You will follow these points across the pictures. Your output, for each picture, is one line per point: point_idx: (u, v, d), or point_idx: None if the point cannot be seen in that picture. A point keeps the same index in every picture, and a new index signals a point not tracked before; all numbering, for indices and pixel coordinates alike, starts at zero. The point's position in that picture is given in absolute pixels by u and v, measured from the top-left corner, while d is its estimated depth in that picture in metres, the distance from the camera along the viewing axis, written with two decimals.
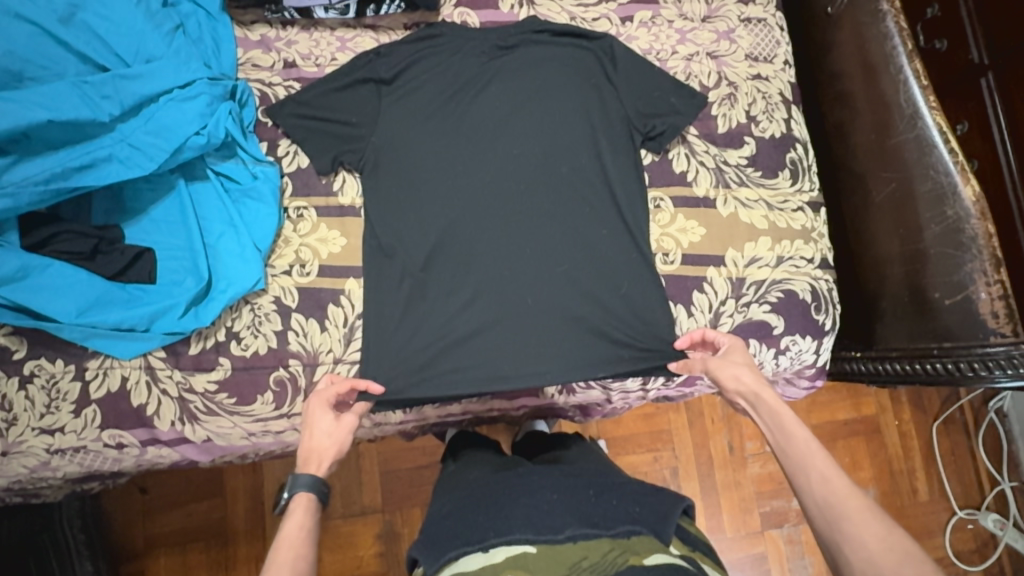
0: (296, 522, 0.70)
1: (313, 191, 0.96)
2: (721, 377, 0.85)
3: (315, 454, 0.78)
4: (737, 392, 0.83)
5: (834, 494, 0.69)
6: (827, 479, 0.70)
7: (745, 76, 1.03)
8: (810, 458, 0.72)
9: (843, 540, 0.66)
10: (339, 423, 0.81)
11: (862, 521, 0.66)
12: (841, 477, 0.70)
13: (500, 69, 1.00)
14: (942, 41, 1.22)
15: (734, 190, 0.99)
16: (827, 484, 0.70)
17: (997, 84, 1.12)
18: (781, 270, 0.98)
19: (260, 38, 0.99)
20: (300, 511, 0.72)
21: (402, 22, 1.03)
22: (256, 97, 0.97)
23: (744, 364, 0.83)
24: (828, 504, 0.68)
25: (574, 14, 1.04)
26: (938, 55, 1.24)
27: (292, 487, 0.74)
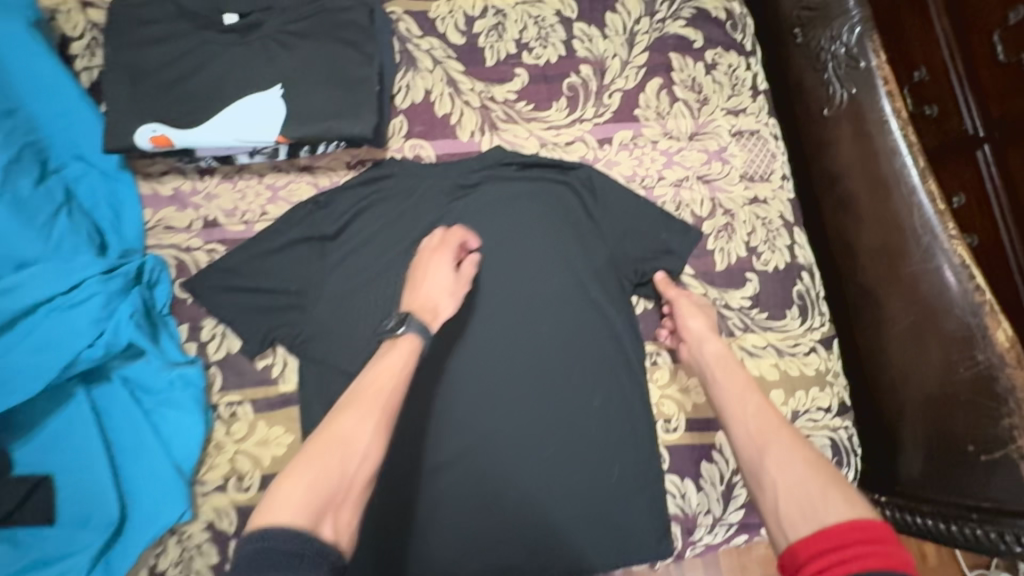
0: (395, 363, 0.62)
1: (246, 381, 0.79)
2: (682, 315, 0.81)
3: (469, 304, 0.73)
4: (689, 330, 0.80)
5: (766, 426, 0.63)
6: (760, 411, 0.65)
7: (742, 201, 0.91)
8: (746, 391, 0.68)
9: (769, 461, 0.59)
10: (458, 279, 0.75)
11: (787, 448, 0.60)
12: (768, 412, 0.65)
13: (462, 216, 0.85)
14: (931, 107, 1.06)
15: (738, 338, 0.87)
16: (760, 417, 0.64)
17: (995, 157, 0.98)
18: (798, 428, 0.86)
19: (172, 193, 0.83)
20: (401, 348, 0.64)
21: (344, 160, 0.87)
22: (171, 269, 0.81)
23: (700, 314, 0.81)
24: (757, 435, 0.63)
25: (544, 140, 0.90)
26: (928, 121, 1.08)
27: (408, 325, 0.66)
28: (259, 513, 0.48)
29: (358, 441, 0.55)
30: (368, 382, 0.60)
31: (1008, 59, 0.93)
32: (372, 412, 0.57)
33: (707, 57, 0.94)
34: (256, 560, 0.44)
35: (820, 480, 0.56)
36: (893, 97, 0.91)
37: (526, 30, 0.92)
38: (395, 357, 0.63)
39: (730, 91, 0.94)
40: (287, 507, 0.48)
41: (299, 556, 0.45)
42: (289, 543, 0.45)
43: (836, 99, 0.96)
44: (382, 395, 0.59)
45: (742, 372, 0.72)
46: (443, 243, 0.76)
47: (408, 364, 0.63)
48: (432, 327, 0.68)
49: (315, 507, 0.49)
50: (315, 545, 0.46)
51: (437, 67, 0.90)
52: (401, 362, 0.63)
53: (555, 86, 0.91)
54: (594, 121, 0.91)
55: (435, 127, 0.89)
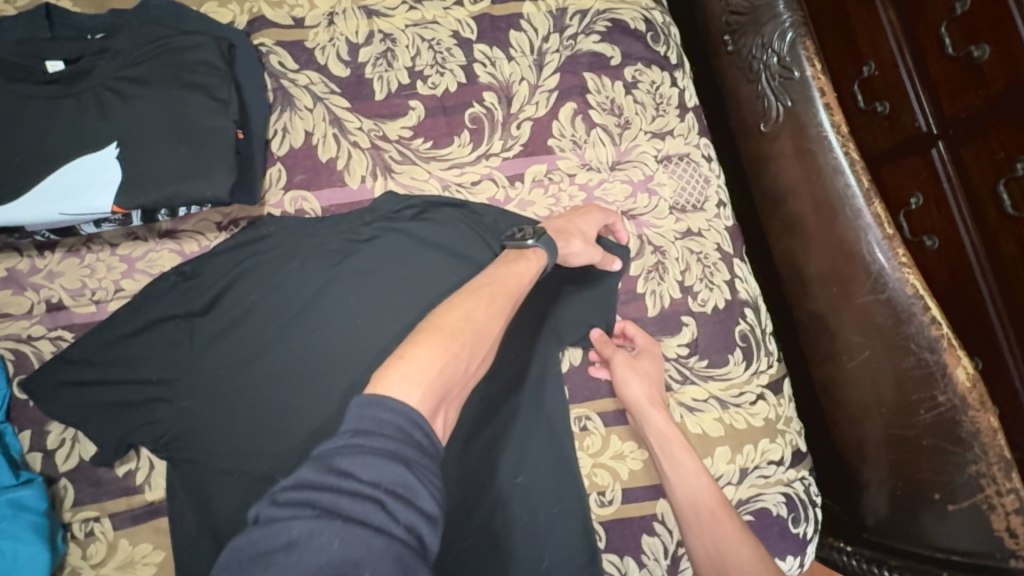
0: (526, 268, 0.61)
1: (104, 492, 0.68)
2: (623, 376, 0.73)
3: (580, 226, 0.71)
4: (627, 398, 0.73)
5: (723, 543, 0.65)
6: (718, 524, 0.66)
7: (674, 235, 0.81)
8: (703, 493, 0.68)
9: None
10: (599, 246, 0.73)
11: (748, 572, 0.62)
12: (725, 522, 0.66)
13: (350, 273, 0.73)
14: (882, 104, 0.90)
15: (677, 392, 0.78)
16: (718, 529, 0.66)
17: (953, 157, 0.82)
18: (748, 486, 0.77)
19: (6, 274, 0.71)
20: (528, 260, 0.62)
21: (214, 221, 0.76)
22: (9, 365, 0.69)
23: (641, 376, 0.73)
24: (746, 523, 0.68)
25: (446, 181, 0.79)
26: (880, 121, 0.92)
27: (537, 241, 0.64)
28: (376, 378, 0.42)
29: (484, 324, 0.52)
30: (497, 278, 0.57)
31: (957, 52, 0.79)
32: (499, 303, 0.55)
33: (626, 75, 0.84)
34: (369, 429, 0.38)
35: None
36: (831, 109, 0.82)
37: (419, 56, 0.81)
38: (521, 267, 0.61)
39: (654, 111, 0.84)
40: (404, 380, 0.42)
41: (411, 442, 0.39)
42: (402, 418, 0.39)
43: (772, 112, 0.87)
44: (507, 291, 0.56)
45: (692, 462, 0.70)
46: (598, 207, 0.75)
47: (530, 281, 0.61)
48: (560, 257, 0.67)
49: (433, 399, 0.43)
50: (429, 436, 0.40)
51: (318, 104, 0.79)
52: (524, 266, 0.61)
53: (456, 118, 0.80)
54: (502, 156, 0.80)
55: (319, 175, 0.78)
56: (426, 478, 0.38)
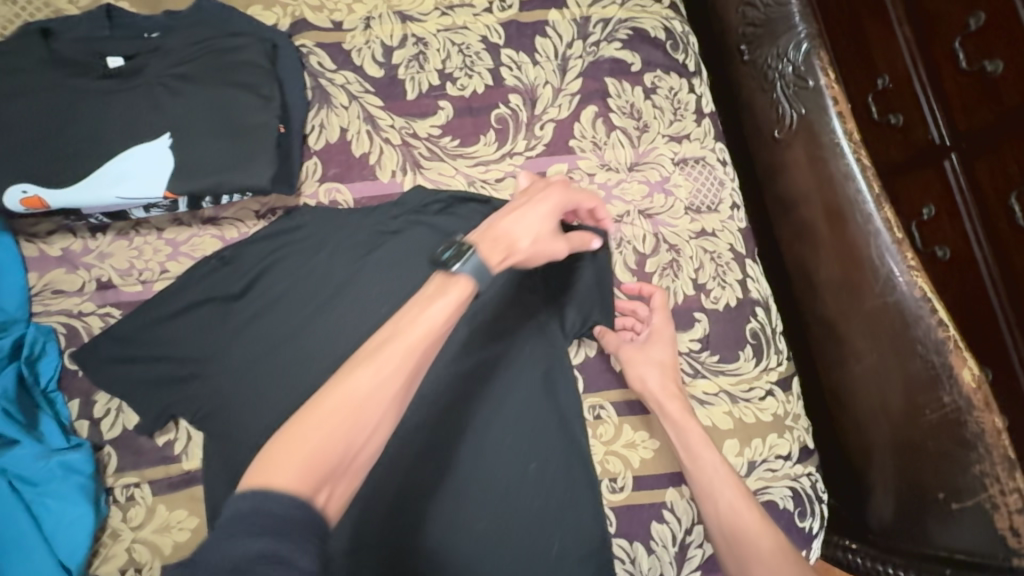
0: (444, 308, 0.53)
1: (145, 460, 0.72)
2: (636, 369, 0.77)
3: (526, 235, 0.64)
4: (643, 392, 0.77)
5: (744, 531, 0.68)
6: (737, 513, 0.69)
7: (688, 235, 0.84)
8: (721, 483, 0.71)
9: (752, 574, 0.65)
10: (554, 244, 0.66)
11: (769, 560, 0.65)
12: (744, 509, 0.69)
13: (379, 265, 0.78)
14: (896, 116, 0.93)
15: (688, 385, 0.80)
16: (737, 518, 0.69)
17: (965, 168, 0.85)
18: (756, 479, 0.79)
19: (61, 253, 0.76)
20: (446, 297, 0.54)
21: (253, 209, 0.80)
22: (60, 338, 0.74)
23: (656, 366, 0.77)
24: (750, 521, 0.68)
25: (472, 177, 0.83)
26: (892, 133, 0.94)
27: (465, 263, 0.56)
28: (256, 466, 0.42)
29: (388, 385, 0.49)
30: (400, 326, 0.52)
31: (971, 66, 0.81)
32: (400, 364, 0.50)
33: (646, 81, 0.88)
34: (247, 513, 0.39)
35: None
36: (844, 117, 0.85)
37: (450, 59, 0.86)
38: (440, 305, 0.53)
39: (672, 116, 0.87)
40: (281, 465, 0.42)
41: (285, 524, 0.39)
42: (286, 504, 0.40)
43: (786, 119, 0.90)
44: (410, 346, 0.51)
45: (710, 452, 0.73)
46: (553, 194, 0.67)
47: (447, 323, 0.54)
48: (494, 267, 0.58)
49: (314, 477, 0.42)
50: (309, 513, 0.41)
51: (353, 102, 0.83)
52: (444, 305, 0.54)
53: (483, 118, 0.85)
54: (526, 155, 0.84)
55: (352, 169, 0.82)
56: (301, 546, 0.39)
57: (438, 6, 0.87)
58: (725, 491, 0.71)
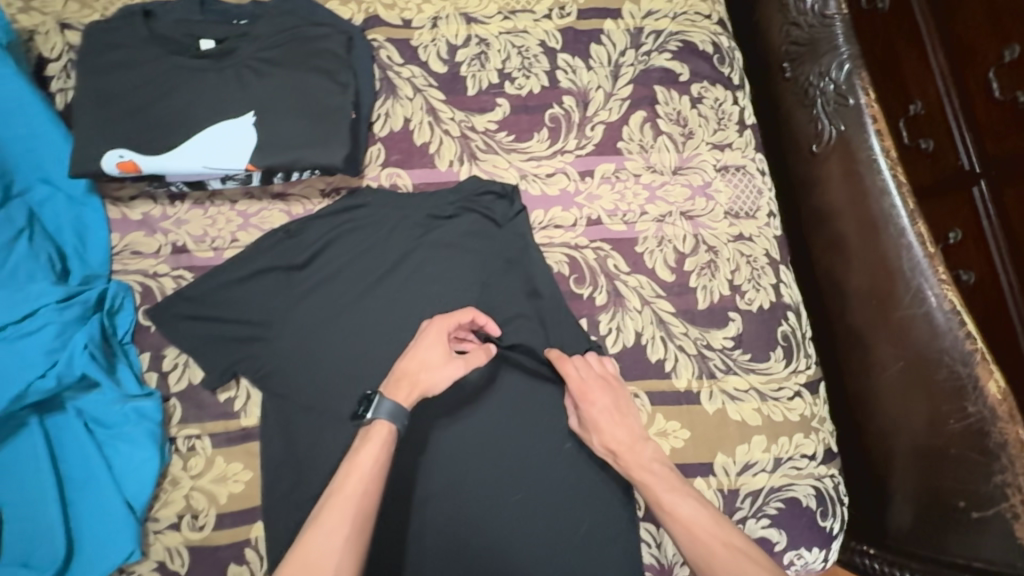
0: (370, 453, 0.63)
1: (207, 414, 0.77)
2: (587, 403, 0.76)
3: (420, 369, 0.70)
4: (594, 426, 0.75)
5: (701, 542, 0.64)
6: (692, 525, 0.65)
7: (726, 238, 0.88)
8: (673, 497, 0.68)
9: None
10: (448, 361, 0.71)
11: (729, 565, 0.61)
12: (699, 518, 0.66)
13: (434, 247, 0.83)
14: (927, 141, 0.98)
15: (720, 380, 0.84)
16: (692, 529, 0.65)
17: (992, 195, 0.91)
18: (781, 476, 0.82)
19: (141, 217, 0.81)
20: (372, 442, 0.64)
21: (318, 187, 0.85)
22: (135, 295, 0.79)
23: (607, 398, 0.76)
24: (701, 549, 0.63)
25: (524, 171, 0.88)
26: (924, 156, 1.00)
27: (377, 409, 0.66)
28: None
29: (337, 529, 0.57)
30: (350, 472, 0.61)
31: (1004, 96, 0.86)
32: (348, 508, 0.59)
33: (693, 91, 0.92)
34: None
35: None
36: (882, 136, 0.89)
37: (509, 60, 0.91)
38: (372, 447, 0.63)
39: (716, 125, 0.92)
40: None
41: None
42: None
43: (825, 135, 0.94)
44: (358, 486, 0.60)
45: (659, 471, 0.72)
46: (434, 325, 0.73)
47: (378, 464, 0.63)
48: (409, 406, 0.68)
49: None
50: None
51: (417, 95, 0.89)
52: (376, 449, 0.63)
53: (537, 117, 0.90)
54: (576, 153, 0.89)
55: (412, 156, 0.87)
56: None
57: (502, 10, 0.92)
58: (679, 523, 0.66)
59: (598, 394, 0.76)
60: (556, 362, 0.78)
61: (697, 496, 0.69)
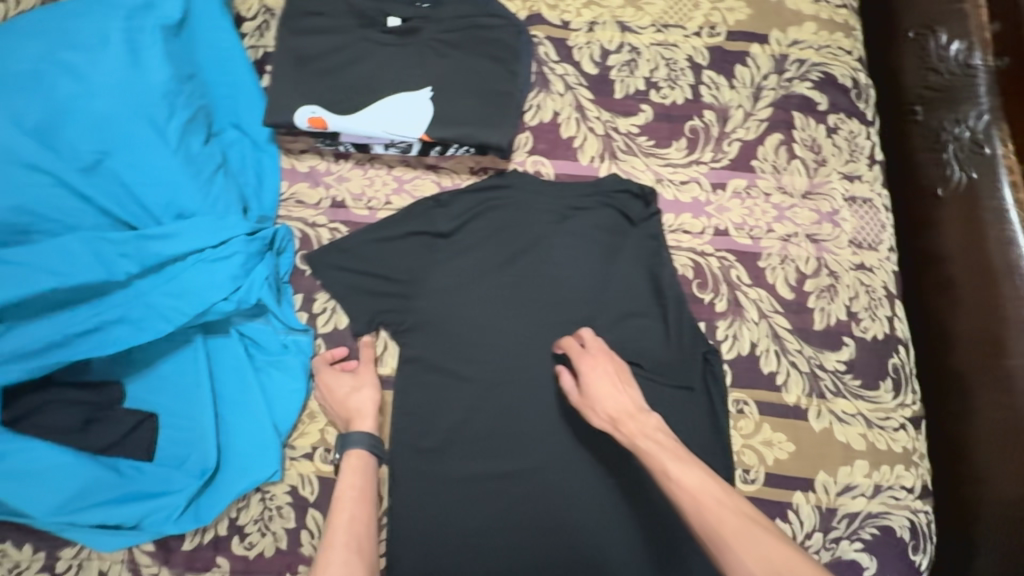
0: (348, 482, 0.73)
1: (348, 357, 0.83)
2: (586, 368, 0.77)
3: (361, 410, 0.78)
4: (603, 396, 0.75)
5: (706, 509, 0.63)
6: (693, 493, 0.64)
7: (848, 265, 0.91)
8: (687, 466, 0.67)
9: (726, 551, 0.59)
10: (358, 376, 0.80)
11: (735, 538, 0.60)
12: (703, 484, 0.65)
13: (572, 234, 0.87)
14: None
15: (829, 401, 0.86)
16: (694, 497, 0.64)
17: None
18: (878, 503, 0.84)
19: (308, 170, 0.88)
20: (354, 472, 0.74)
21: (468, 164, 0.91)
22: (296, 239, 0.86)
23: (606, 370, 0.77)
24: (712, 519, 0.62)
25: (660, 175, 0.92)
26: None
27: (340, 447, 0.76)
28: None
29: (339, 558, 0.65)
30: (339, 501, 0.71)
31: None
32: (345, 537, 0.68)
33: (829, 121, 0.96)
34: None
35: (779, 558, 0.57)
36: (1016, 187, 0.89)
37: (657, 70, 0.96)
38: (350, 479, 0.73)
39: (849, 157, 0.95)
40: None
41: None
42: None
43: (953, 179, 0.94)
44: (345, 516, 0.70)
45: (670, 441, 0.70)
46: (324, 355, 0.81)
47: (347, 489, 0.72)
48: (371, 428, 0.77)
49: None
50: None
51: (568, 92, 0.94)
52: (354, 481, 0.73)
53: (678, 126, 0.94)
54: (710, 165, 0.93)
55: (557, 148, 0.92)
56: None
57: (656, 23, 0.97)
58: (685, 490, 0.65)
59: (596, 365, 0.77)
60: (562, 344, 0.80)
61: (702, 465, 0.67)
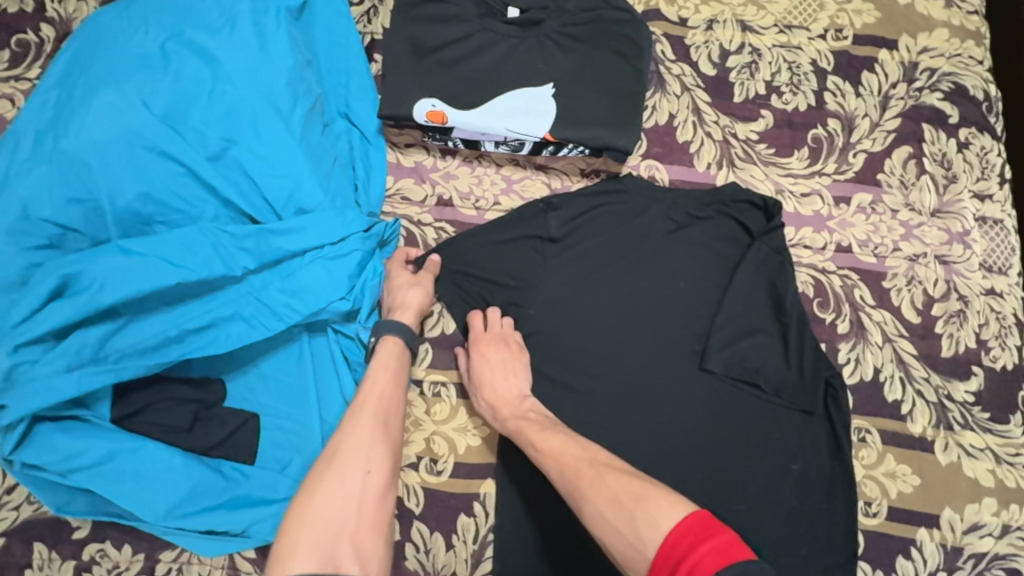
0: (383, 363, 0.70)
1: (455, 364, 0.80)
2: (479, 351, 0.75)
3: (411, 306, 0.74)
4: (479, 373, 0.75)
5: (572, 469, 0.66)
6: (561, 456, 0.68)
7: (978, 290, 0.86)
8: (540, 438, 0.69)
9: (586, 500, 0.64)
10: (418, 277, 0.76)
11: (593, 489, 0.64)
12: (570, 446, 0.68)
13: (690, 244, 0.83)
14: None
15: (957, 434, 0.81)
16: (564, 462, 0.67)
17: None
18: (1007, 544, 0.79)
19: (414, 165, 0.83)
20: (385, 353, 0.71)
21: (579, 166, 0.87)
22: (401, 237, 0.82)
23: (493, 353, 0.75)
24: (571, 475, 0.66)
25: (781, 185, 0.87)
26: None
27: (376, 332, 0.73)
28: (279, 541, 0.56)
29: (361, 444, 0.62)
30: (370, 386, 0.67)
31: None
32: (370, 419, 0.65)
33: (960, 135, 0.90)
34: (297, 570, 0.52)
35: (641, 495, 0.61)
36: None
37: (779, 73, 0.91)
38: (382, 364, 0.70)
39: (979, 174, 0.89)
40: (312, 534, 0.55)
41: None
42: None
43: None
44: (377, 408, 0.66)
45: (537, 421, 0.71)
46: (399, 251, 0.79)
47: (383, 373, 0.69)
48: (412, 325, 0.73)
49: (324, 541, 0.55)
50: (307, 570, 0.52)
51: (685, 93, 0.89)
52: (388, 363, 0.70)
53: (800, 134, 0.89)
54: (834, 177, 0.88)
55: (673, 152, 0.88)
56: None
57: (778, 23, 0.92)
58: (549, 456, 0.68)
59: (490, 350, 0.76)
60: (468, 320, 0.79)
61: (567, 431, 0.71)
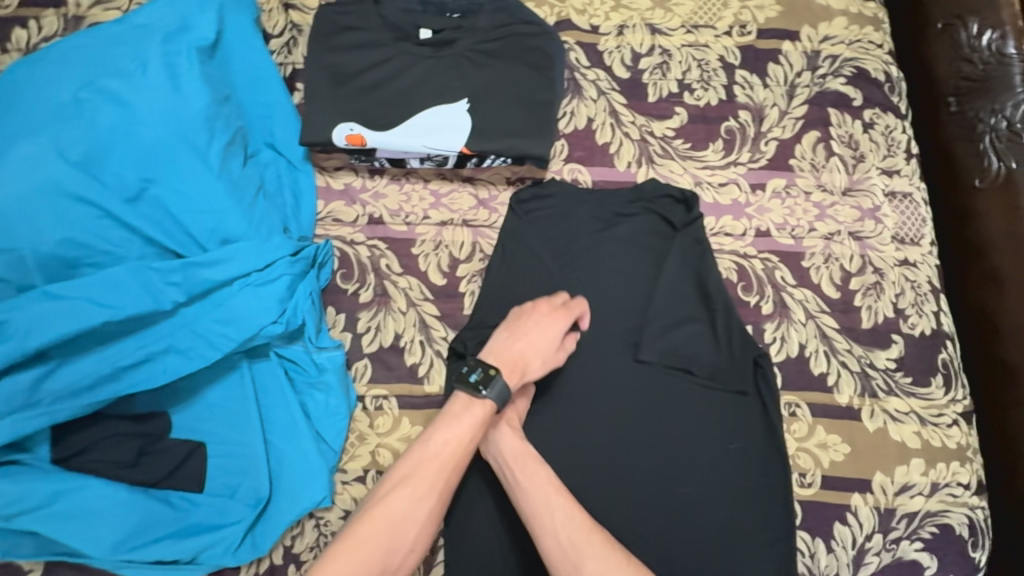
0: (465, 433, 0.67)
1: (395, 376, 0.81)
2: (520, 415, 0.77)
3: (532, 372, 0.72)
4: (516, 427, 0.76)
5: (580, 531, 0.67)
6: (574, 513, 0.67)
7: (892, 261, 0.90)
8: (543, 488, 0.69)
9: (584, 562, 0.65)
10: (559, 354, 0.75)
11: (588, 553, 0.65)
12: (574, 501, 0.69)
13: (615, 241, 0.86)
14: None
15: (882, 400, 0.85)
16: (574, 518, 0.67)
17: None
18: (936, 501, 0.83)
19: (343, 187, 0.86)
20: (469, 416, 0.68)
21: (504, 175, 0.90)
22: (335, 258, 0.84)
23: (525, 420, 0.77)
24: (569, 535, 0.66)
25: (699, 178, 0.91)
26: None
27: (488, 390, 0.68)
28: None
29: (401, 511, 0.63)
30: (429, 453, 0.65)
31: None
32: (421, 493, 0.64)
33: (865, 116, 0.95)
34: None
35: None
36: None
37: (689, 71, 0.95)
38: (456, 429, 0.67)
39: (886, 151, 0.94)
40: None
41: None
42: None
43: (992, 170, 0.89)
44: (428, 479, 0.64)
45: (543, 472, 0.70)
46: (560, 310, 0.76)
47: (467, 442, 0.67)
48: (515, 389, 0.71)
49: None
50: None
51: (601, 97, 0.93)
52: (460, 434, 0.67)
53: (713, 127, 0.93)
54: (749, 166, 0.92)
55: (594, 154, 0.91)
56: None
57: (685, 24, 0.96)
58: (562, 499, 0.68)
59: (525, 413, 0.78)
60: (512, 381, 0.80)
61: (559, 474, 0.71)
